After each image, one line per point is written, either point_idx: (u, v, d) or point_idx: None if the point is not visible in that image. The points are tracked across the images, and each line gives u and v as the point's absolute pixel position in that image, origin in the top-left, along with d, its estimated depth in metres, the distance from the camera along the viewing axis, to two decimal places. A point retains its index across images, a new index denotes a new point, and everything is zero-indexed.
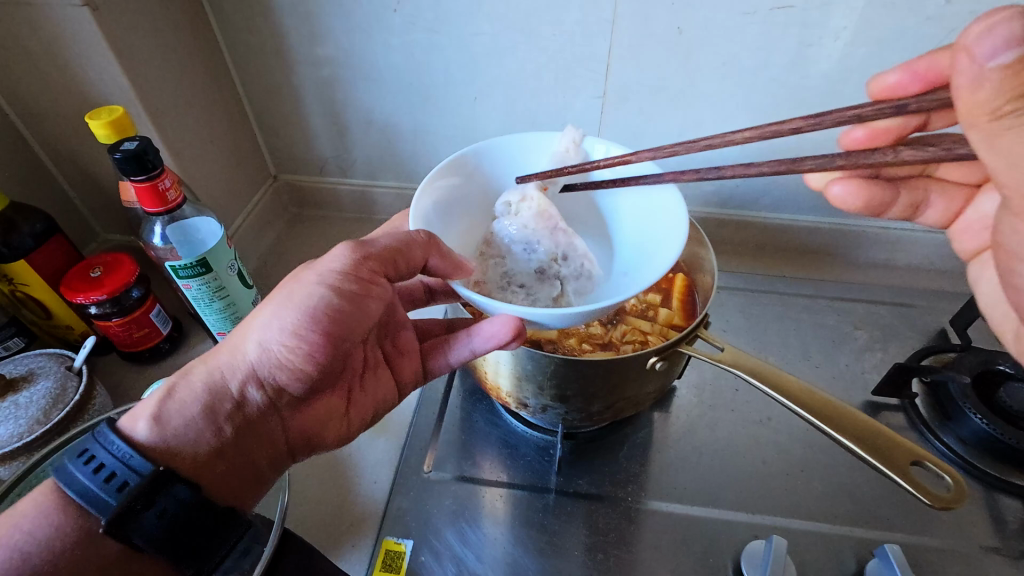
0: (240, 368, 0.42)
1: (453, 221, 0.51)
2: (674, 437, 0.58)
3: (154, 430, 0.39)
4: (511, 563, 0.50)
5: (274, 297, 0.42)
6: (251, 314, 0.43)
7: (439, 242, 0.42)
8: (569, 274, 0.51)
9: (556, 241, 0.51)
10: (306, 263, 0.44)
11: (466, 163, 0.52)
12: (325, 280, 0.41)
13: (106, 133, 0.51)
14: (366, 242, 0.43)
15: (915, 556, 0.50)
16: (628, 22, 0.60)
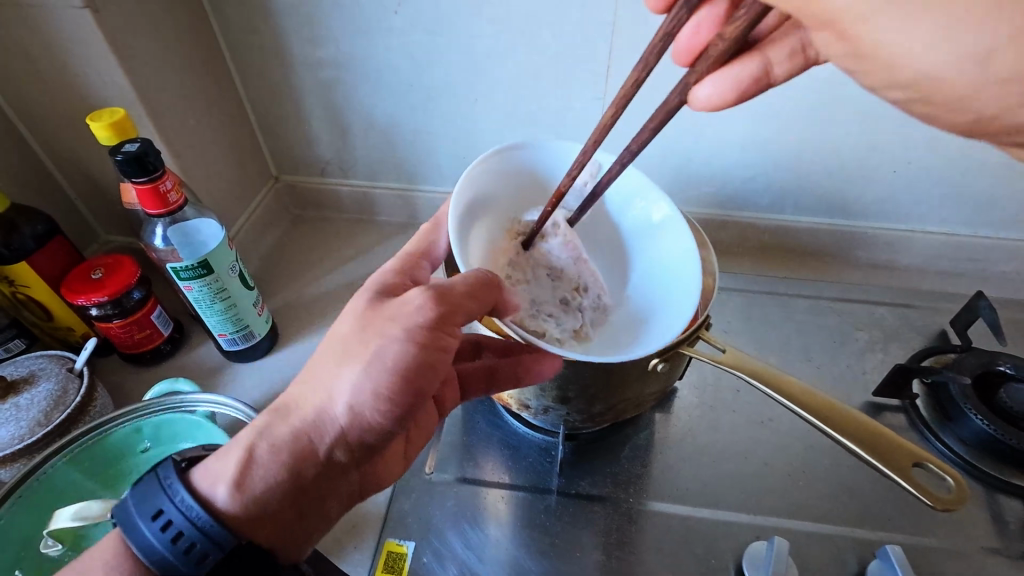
0: (325, 425, 0.37)
1: (482, 220, 0.49)
2: (675, 438, 0.59)
3: (239, 499, 0.34)
4: (513, 565, 0.50)
5: (358, 349, 0.36)
6: (321, 360, 0.38)
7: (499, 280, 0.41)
8: (588, 306, 0.52)
9: (579, 272, 0.53)
10: (382, 301, 0.39)
11: (497, 160, 0.51)
12: (418, 335, 0.36)
13: (108, 135, 0.51)
14: (448, 287, 0.38)
15: (917, 557, 0.50)
16: (628, 24, 0.61)
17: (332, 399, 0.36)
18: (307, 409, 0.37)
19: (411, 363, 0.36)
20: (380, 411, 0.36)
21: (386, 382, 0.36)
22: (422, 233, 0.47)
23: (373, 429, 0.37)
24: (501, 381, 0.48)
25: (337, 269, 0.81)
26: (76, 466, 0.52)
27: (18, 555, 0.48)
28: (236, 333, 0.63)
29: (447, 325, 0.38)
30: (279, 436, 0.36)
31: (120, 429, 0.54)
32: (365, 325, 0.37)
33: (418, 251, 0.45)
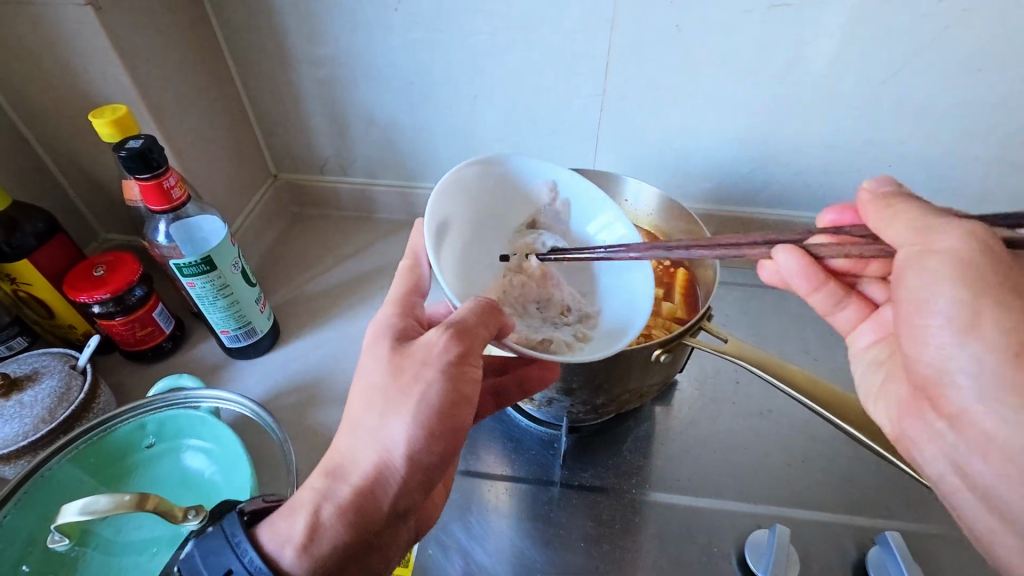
0: (386, 481, 0.36)
1: (455, 245, 0.48)
2: (676, 429, 0.59)
3: (308, 563, 0.33)
4: (517, 555, 0.50)
5: (398, 398, 0.37)
6: (360, 413, 0.38)
7: (498, 308, 0.41)
8: (577, 321, 0.50)
9: (562, 294, 0.52)
10: (403, 348, 0.39)
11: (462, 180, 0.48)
12: (452, 373, 0.37)
13: (111, 132, 0.51)
14: (466, 326, 0.38)
15: (914, 543, 0.51)
16: (627, 21, 0.61)
17: (386, 450, 0.36)
18: (362, 463, 0.36)
19: (450, 400, 0.37)
20: (433, 450, 0.37)
21: (433, 421, 0.37)
22: (402, 269, 0.45)
23: (429, 471, 0.38)
24: (506, 395, 0.50)
25: (337, 266, 0.81)
26: (80, 463, 0.52)
27: (25, 550, 0.48)
28: (239, 330, 0.63)
29: (470, 358, 0.39)
30: (342, 494, 0.36)
31: (124, 425, 0.55)
32: (397, 371, 0.38)
33: (409, 288, 0.44)
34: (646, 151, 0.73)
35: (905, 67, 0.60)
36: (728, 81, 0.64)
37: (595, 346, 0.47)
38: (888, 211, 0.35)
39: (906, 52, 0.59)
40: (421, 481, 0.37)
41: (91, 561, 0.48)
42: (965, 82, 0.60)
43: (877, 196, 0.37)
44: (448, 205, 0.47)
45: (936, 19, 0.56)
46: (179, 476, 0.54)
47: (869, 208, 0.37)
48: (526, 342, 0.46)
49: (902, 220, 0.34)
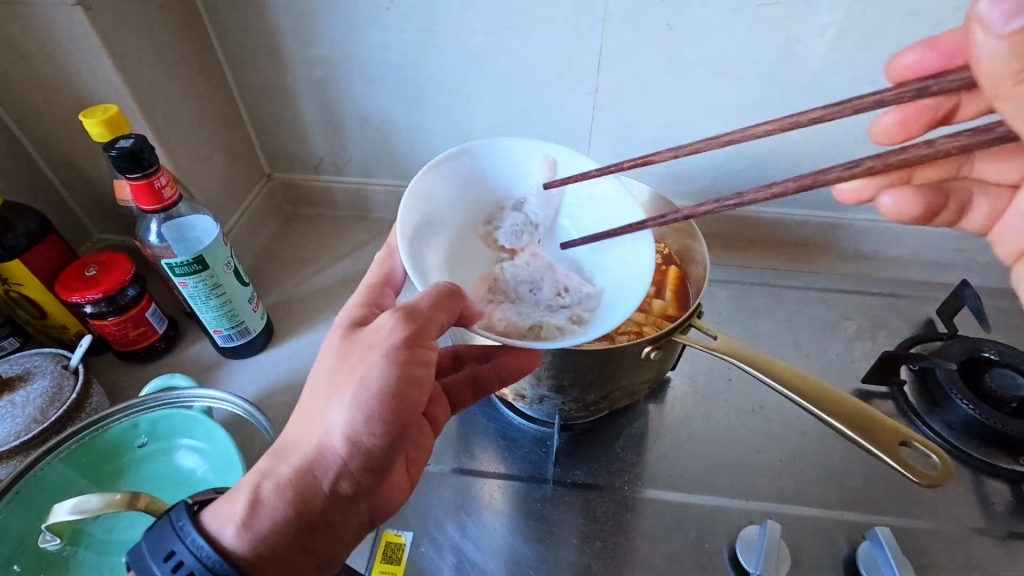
0: (327, 465, 0.36)
1: (435, 238, 0.48)
2: (669, 426, 0.59)
3: (246, 538, 0.34)
4: (510, 552, 0.50)
5: (341, 381, 0.36)
6: (310, 397, 0.38)
7: (457, 291, 0.40)
8: (572, 303, 0.49)
9: (556, 276, 0.50)
10: (351, 334, 0.39)
11: (437, 177, 0.49)
12: (396, 355, 0.36)
13: (101, 131, 0.51)
14: (412, 308, 0.38)
15: (905, 539, 0.51)
16: (621, 20, 0.61)
17: (326, 435, 0.36)
18: (306, 446, 0.36)
19: (392, 383, 0.35)
20: (376, 435, 0.36)
21: (371, 405, 0.35)
22: (378, 260, 0.48)
23: (372, 458, 0.36)
24: (485, 386, 0.48)
25: (332, 265, 0.81)
26: (71, 463, 0.52)
27: (17, 548, 0.48)
28: (232, 330, 0.63)
29: (421, 340, 0.37)
30: (281, 474, 0.36)
31: (117, 425, 0.54)
32: (344, 357, 0.38)
33: (381, 279, 0.46)
34: (640, 149, 0.73)
35: None
36: (720, 81, 0.65)
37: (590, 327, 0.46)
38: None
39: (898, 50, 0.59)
40: (364, 468, 0.36)
41: (83, 561, 0.49)
42: None
43: (1009, 68, 0.31)
44: (423, 198, 0.48)
45: (926, 17, 0.57)
46: (172, 475, 0.55)
47: (987, 81, 0.33)
48: (515, 330, 0.46)
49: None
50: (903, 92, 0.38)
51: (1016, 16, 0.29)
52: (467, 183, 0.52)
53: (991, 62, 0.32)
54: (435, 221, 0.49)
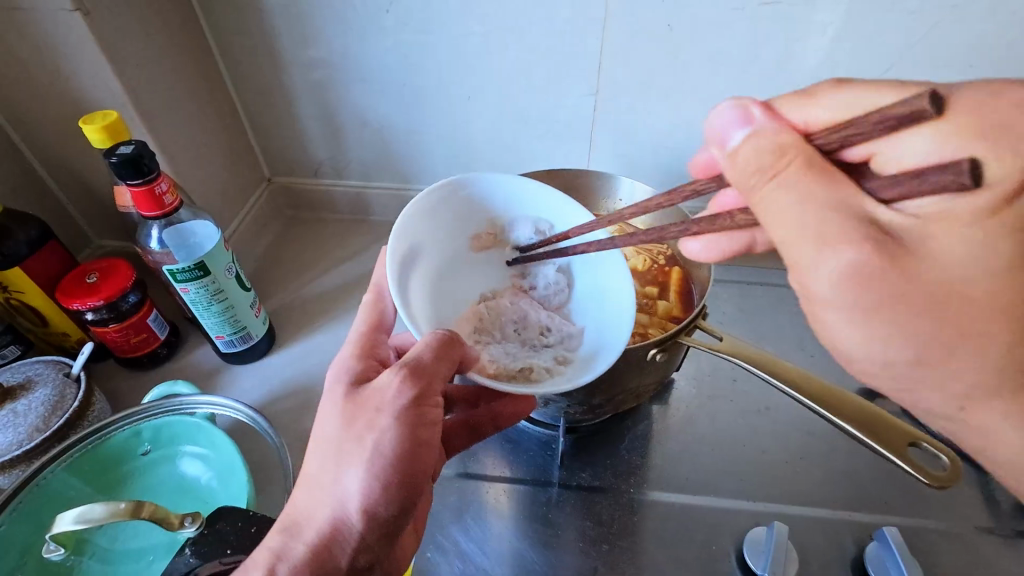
0: (348, 540, 0.35)
1: (426, 269, 0.47)
2: (674, 428, 0.59)
3: None
4: (517, 556, 0.50)
5: (353, 449, 0.36)
6: (316, 468, 0.37)
7: (457, 339, 0.40)
8: (556, 342, 0.47)
9: (540, 315, 0.49)
10: (353, 397, 0.38)
11: (432, 205, 0.48)
12: (407, 417, 0.37)
13: (100, 138, 0.51)
14: (414, 363, 0.38)
15: (913, 538, 0.51)
16: (620, 20, 0.61)
17: (341, 505, 0.36)
18: (320, 519, 0.36)
19: (405, 449, 0.36)
20: (392, 500, 0.36)
21: (387, 472, 0.36)
22: (367, 302, 0.46)
23: (388, 524, 0.37)
24: (481, 432, 0.51)
25: (332, 270, 0.81)
26: (75, 471, 0.52)
27: (22, 560, 0.48)
28: (234, 336, 0.63)
29: (425, 400, 0.38)
30: (297, 553, 0.35)
31: (120, 433, 0.54)
32: (352, 419, 0.37)
33: (372, 323, 0.44)
34: (640, 150, 0.73)
35: (896, 65, 0.61)
36: (720, 82, 0.65)
37: (577, 369, 0.44)
38: (782, 185, 0.32)
39: (897, 47, 0.59)
40: (380, 537, 0.36)
41: (89, 568, 0.48)
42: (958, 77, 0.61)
43: (759, 170, 0.33)
44: (408, 234, 0.46)
45: (925, 16, 0.57)
46: (175, 483, 0.54)
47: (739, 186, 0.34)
48: (503, 374, 0.43)
49: (790, 212, 0.32)
50: (711, 182, 0.39)
51: (739, 127, 0.34)
52: (460, 214, 0.51)
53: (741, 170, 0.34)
54: (422, 257, 0.47)
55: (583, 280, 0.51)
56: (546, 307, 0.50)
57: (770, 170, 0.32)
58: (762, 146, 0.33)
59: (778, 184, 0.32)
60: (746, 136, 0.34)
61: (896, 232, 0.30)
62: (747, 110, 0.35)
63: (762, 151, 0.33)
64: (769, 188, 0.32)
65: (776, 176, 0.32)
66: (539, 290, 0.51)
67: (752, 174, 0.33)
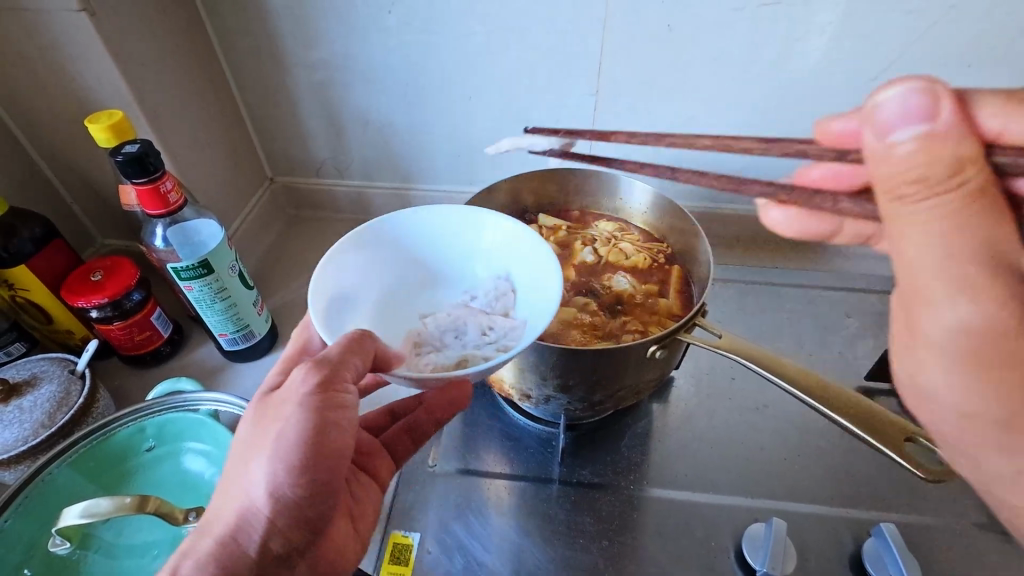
0: (252, 529, 0.34)
1: (359, 314, 0.46)
2: (673, 425, 0.60)
3: None
4: (518, 551, 0.51)
5: (259, 440, 0.35)
6: (232, 466, 0.37)
7: (370, 337, 0.38)
8: (495, 339, 0.45)
9: (479, 317, 0.47)
10: (268, 399, 0.38)
11: (354, 250, 0.46)
12: (309, 403, 0.35)
13: (106, 137, 0.51)
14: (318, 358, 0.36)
15: (910, 534, 0.51)
16: (621, 20, 0.62)
17: (247, 497, 0.35)
18: (228, 511, 0.35)
19: (310, 433, 0.34)
20: (299, 489, 0.34)
21: (290, 458, 0.34)
22: (296, 332, 0.47)
23: (300, 513, 0.35)
24: (421, 431, 0.51)
25: None
26: (79, 467, 0.52)
27: (28, 553, 0.48)
28: (237, 334, 0.64)
29: (334, 388, 0.36)
30: (206, 547, 0.34)
31: (123, 429, 0.55)
32: (262, 416, 0.37)
33: (298, 349, 0.45)
34: (639, 150, 0.73)
35: (894, 65, 0.61)
36: (720, 80, 0.65)
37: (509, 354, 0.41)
38: (924, 211, 0.29)
39: (894, 47, 0.60)
40: (293, 523, 0.35)
41: (94, 563, 0.49)
42: (956, 76, 0.61)
43: (897, 173, 0.29)
44: (339, 279, 0.44)
45: (922, 16, 0.57)
46: (179, 479, 0.54)
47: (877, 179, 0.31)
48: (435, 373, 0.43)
49: (928, 245, 0.30)
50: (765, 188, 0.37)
51: (912, 121, 0.29)
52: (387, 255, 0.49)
53: (889, 155, 0.30)
54: (359, 297, 0.46)
55: (523, 283, 0.48)
56: (492, 313, 0.48)
57: (927, 187, 0.29)
58: (931, 156, 0.28)
59: (937, 205, 0.29)
60: (915, 138, 0.29)
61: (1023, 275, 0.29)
62: (934, 100, 0.29)
63: (928, 159, 0.28)
64: (916, 208, 0.30)
65: (930, 195, 0.29)
66: (481, 299, 0.49)
67: (902, 179, 0.29)
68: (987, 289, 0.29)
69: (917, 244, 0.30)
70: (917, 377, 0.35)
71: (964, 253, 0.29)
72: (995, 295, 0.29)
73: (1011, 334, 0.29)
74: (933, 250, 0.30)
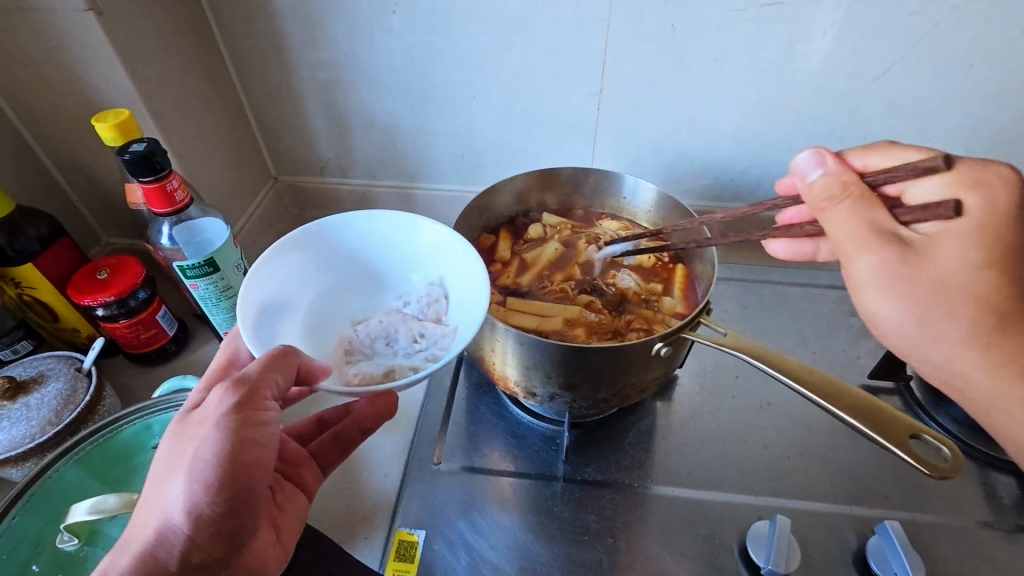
0: (176, 544, 0.34)
1: (291, 318, 0.46)
2: (677, 423, 0.60)
3: None
4: (522, 548, 0.51)
5: (177, 460, 0.35)
6: (151, 486, 0.36)
7: (293, 354, 0.38)
8: (426, 347, 0.45)
9: (410, 324, 0.47)
10: (185, 420, 0.37)
11: (289, 252, 0.47)
12: (225, 421, 0.35)
13: (112, 136, 0.52)
14: (235, 377, 0.36)
15: (914, 532, 0.51)
16: (624, 20, 0.62)
17: (166, 514, 0.34)
18: (147, 528, 0.34)
19: (228, 451, 0.34)
20: (217, 504, 0.34)
21: (209, 474, 0.33)
22: (224, 346, 0.45)
23: (220, 527, 0.34)
24: (348, 440, 0.49)
25: None
26: (86, 465, 0.52)
27: (35, 549, 0.48)
28: None
29: (254, 404, 0.36)
30: (121, 565, 0.33)
31: (130, 427, 0.55)
32: (181, 436, 0.36)
33: (226, 360, 0.44)
34: (643, 150, 0.74)
35: (897, 66, 0.61)
36: (724, 79, 0.65)
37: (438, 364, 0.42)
38: (836, 211, 0.41)
39: (897, 47, 0.60)
40: (213, 535, 0.34)
41: (100, 559, 0.48)
42: (959, 76, 0.61)
43: (816, 200, 0.42)
44: (271, 284, 0.45)
45: (926, 16, 0.57)
46: None
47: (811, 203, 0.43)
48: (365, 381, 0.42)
49: (843, 225, 0.41)
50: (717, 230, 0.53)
51: (817, 166, 0.43)
52: (325, 259, 0.49)
53: (808, 192, 0.43)
54: (292, 301, 0.46)
55: (456, 289, 0.48)
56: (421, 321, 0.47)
57: (832, 198, 0.41)
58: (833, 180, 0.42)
59: (831, 210, 0.41)
60: (823, 174, 0.42)
61: (918, 241, 0.39)
62: (822, 156, 0.44)
63: (831, 184, 0.42)
64: (833, 211, 0.41)
65: (829, 204, 0.41)
66: (411, 306, 0.49)
67: (825, 197, 0.42)
68: (879, 244, 0.39)
69: (846, 220, 0.41)
70: (875, 314, 0.41)
71: (868, 233, 0.39)
72: (884, 244, 0.39)
73: (907, 266, 0.38)
74: (844, 229, 0.41)
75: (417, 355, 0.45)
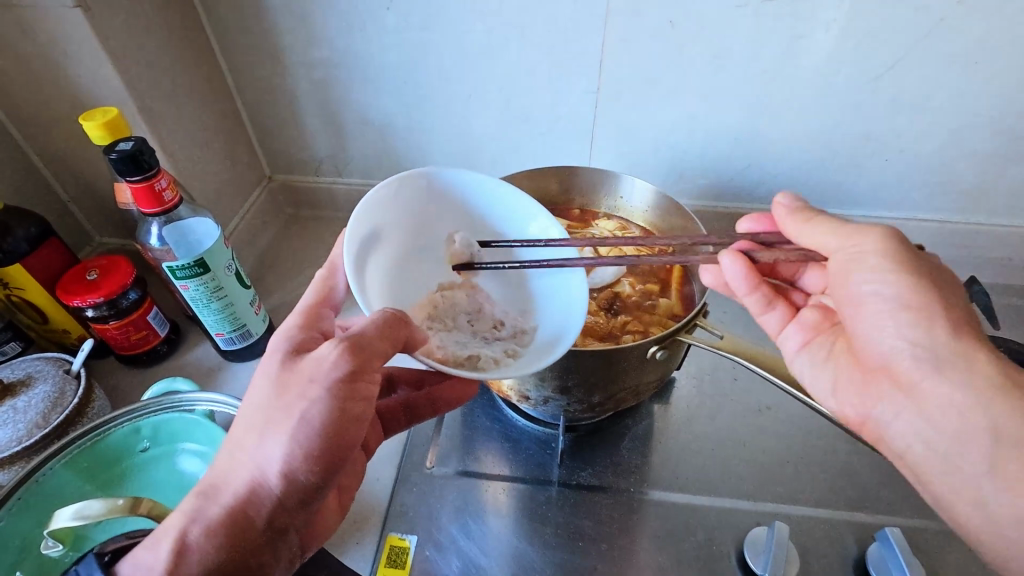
0: (267, 502, 0.35)
1: (383, 256, 0.43)
2: (674, 427, 0.59)
3: None
4: (516, 553, 0.50)
5: (279, 417, 0.35)
6: (242, 432, 0.36)
7: (405, 320, 0.38)
8: (506, 335, 0.45)
9: (493, 310, 0.47)
10: (288, 365, 0.36)
11: (399, 187, 0.44)
12: (337, 389, 0.35)
13: (101, 135, 0.51)
14: (351, 338, 0.36)
15: (915, 539, 0.50)
16: (621, 19, 0.61)
17: (260, 469, 0.35)
18: (238, 479, 0.35)
19: (335, 421, 0.35)
20: (312, 472, 0.35)
21: (312, 441, 0.34)
22: (319, 276, 0.43)
23: (308, 491, 0.36)
24: (419, 413, 0.52)
25: None
26: (75, 467, 0.52)
27: (19, 556, 0.47)
28: (234, 333, 0.62)
29: (363, 374, 0.36)
30: (212, 514, 0.34)
31: (119, 430, 0.54)
32: (283, 387, 0.35)
33: (320, 297, 0.42)
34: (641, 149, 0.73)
35: (899, 65, 0.60)
36: (723, 78, 0.64)
37: (523, 363, 0.42)
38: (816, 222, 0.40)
39: (900, 45, 0.59)
40: (299, 501, 0.36)
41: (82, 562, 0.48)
42: (963, 75, 0.60)
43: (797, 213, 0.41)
44: (373, 211, 0.42)
45: (931, 12, 0.56)
46: (172, 479, 0.54)
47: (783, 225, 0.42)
48: (447, 358, 0.41)
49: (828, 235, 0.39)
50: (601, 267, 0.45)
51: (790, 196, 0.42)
52: (426, 209, 0.47)
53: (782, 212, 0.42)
54: (390, 234, 0.43)
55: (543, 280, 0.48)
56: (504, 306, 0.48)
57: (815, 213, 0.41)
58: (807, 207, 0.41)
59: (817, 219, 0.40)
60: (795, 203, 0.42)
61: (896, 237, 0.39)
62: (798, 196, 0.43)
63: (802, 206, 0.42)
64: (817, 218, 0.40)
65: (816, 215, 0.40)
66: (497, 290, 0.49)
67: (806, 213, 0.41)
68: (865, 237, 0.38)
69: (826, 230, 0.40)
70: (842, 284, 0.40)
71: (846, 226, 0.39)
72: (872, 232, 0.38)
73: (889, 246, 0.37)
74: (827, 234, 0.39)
75: (496, 339, 0.45)
